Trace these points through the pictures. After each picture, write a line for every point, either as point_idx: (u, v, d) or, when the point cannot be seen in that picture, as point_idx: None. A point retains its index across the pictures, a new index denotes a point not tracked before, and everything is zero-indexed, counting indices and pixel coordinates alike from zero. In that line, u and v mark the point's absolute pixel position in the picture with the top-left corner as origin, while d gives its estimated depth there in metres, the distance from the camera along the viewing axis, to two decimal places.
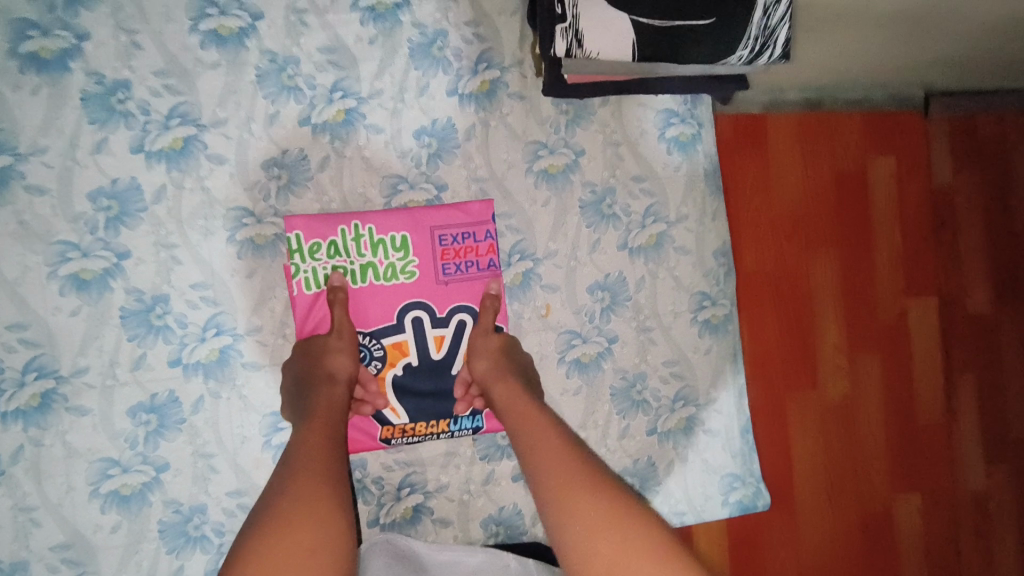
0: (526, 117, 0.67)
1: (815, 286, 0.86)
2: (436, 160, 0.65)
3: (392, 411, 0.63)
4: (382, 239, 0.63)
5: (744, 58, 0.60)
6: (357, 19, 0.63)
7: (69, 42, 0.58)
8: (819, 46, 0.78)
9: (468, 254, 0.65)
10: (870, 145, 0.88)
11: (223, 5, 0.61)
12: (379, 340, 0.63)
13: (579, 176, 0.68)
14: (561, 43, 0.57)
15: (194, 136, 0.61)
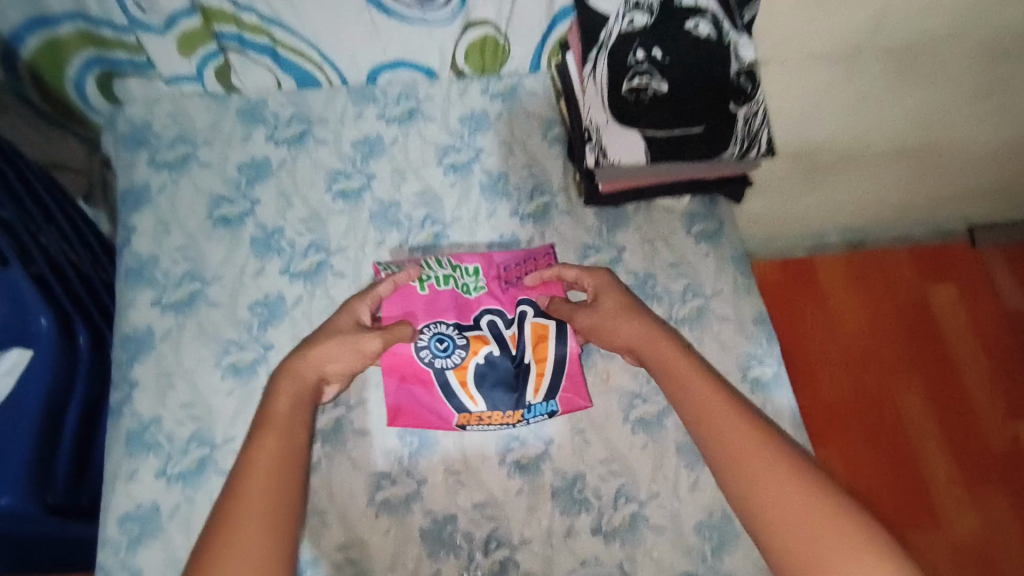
0: (574, 226, 0.84)
1: (900, 411, 1.37)
2: None
3: (471, 400, 0.73)
4: (461, 267, 0.78)
5: (736, 153, 0.78)
6: (442, 171, 0.86)
7: (246, 206, 0.83)
8: (832, 196, 1.37)
9: (531, 270, 0.78)
10: (928, 300, 1.50)
11: (349, 173, 0.85)
12: (463, 333, 0.74)
13: (622, 267, 0.83)
14: (590, 155, 0.76)
15: (325, 259, 0.81)
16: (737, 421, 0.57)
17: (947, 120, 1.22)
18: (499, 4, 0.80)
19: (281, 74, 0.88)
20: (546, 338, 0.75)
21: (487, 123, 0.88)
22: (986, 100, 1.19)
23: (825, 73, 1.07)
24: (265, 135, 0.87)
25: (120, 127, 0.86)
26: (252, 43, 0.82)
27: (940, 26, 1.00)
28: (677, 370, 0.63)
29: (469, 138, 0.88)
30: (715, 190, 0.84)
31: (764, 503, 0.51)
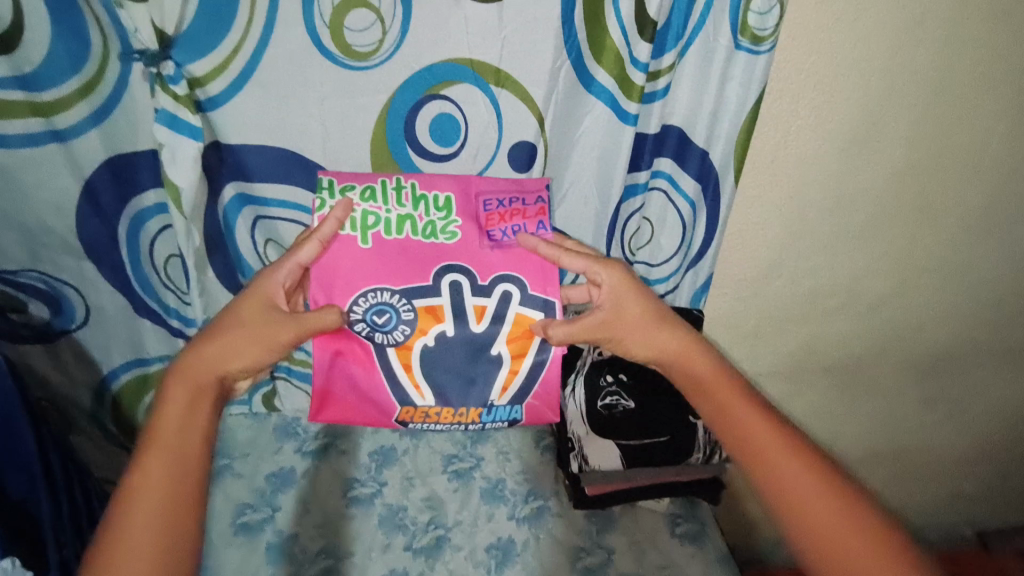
0: (566, 528, 0.91)
1: None
2: (501, 566, 0.87)
3: (416, 392, 0.80)
4: (423, 196, 0.75)
5: (701, 457, 0.93)
6: (445, 477, 0.97)
7: (267, 513, 0.92)
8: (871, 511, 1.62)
9: (514, 217, 0.76)
10: None
11: (363, 480, 0.96)
12: (411, 302, 0.76)
13: (614, 569, 0.87)
14: (573, 462, 0.91)
15: (332, 565, 0.87)
16: (812, 484, 0.69)
17: (905, 427, 1.41)
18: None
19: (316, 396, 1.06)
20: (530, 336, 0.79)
21: (487, 433, 1.03)
22: (935, 409, 1.38)
23: (777, 387, 1.25)
24: (294, 447, 1.01)
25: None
26: (297, 372, 1.02)
27: (865, 350, 1.21)
28: (754, 435, 0.73)
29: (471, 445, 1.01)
30: (696, 492, 0.95)
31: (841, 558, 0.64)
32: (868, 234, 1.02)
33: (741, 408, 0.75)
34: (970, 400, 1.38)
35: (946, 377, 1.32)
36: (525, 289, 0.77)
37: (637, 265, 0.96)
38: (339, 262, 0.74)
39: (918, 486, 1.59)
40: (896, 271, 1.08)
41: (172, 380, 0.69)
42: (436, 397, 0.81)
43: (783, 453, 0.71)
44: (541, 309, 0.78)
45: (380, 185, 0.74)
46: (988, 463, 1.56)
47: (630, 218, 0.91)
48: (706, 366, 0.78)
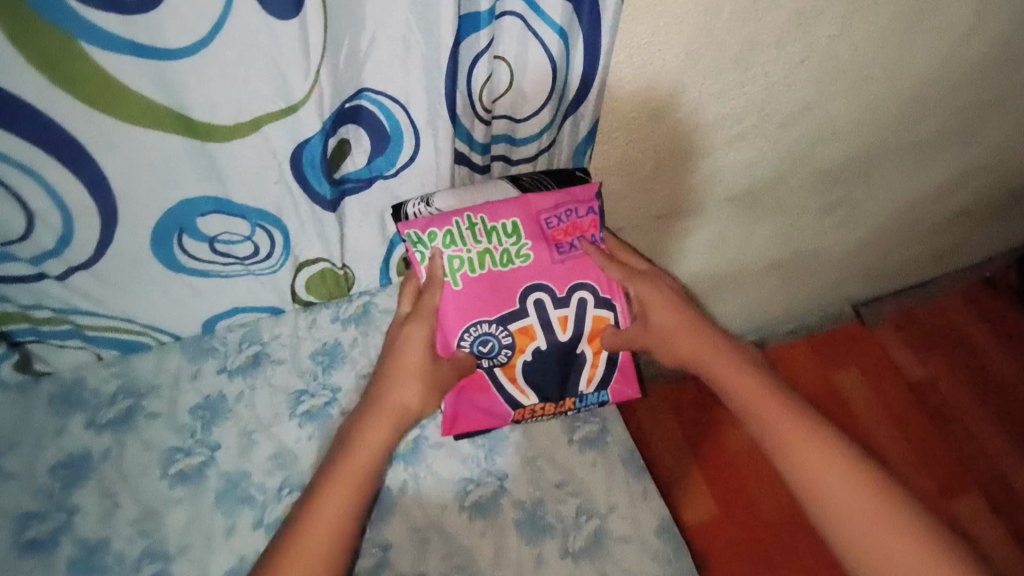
0: (449, 459, 0.79)
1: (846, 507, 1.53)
2: (378, 521, 0.75)
3: (523, 396, 0.76)
4: (495, 226, 0.70)
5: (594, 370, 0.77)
6: (296, 423, 0.79)
7: (61, 520, 0.71)
8: (762, 305, 1.60)
9: (574, 230, 0.73)
10: (829, 368, 1.77)
11: (188, 448, 0.76)
12: (506, 329, 0.72)
13: (507, 499, 0.77)
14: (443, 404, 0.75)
15: (163, 569, 0.70)
16: (811, 439, 0.63)
17: (804, 236, 1.33)
18: (328, 245, 0.77)
19: (98, 349, 0.78)
20: (600, 331, 0.75)
21: (341, 354, 0.84)
22: (835, 215, 1.29)
23: (677, 226, 1.09)
24: (85, 420, 0.77)
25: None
26: (50, 332, 0.73)
27: (773, 172, 1.05)
28: (747, 399, 0.68)
29: (323, 375, 0.82)
30: None
31: (842, 512, 0.60)
32: (786, 39, 0.78)
33: (718, 360, 0.71)
34: (867, 202, 1.30)
35: (851, 183, 1.20)
36: (597, 294, 0.74)
37: (499, 122, 0.70)
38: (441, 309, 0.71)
39: (806, 286, 1.60)
40: (816, 79, 0.88)
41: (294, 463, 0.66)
42: (539, 395, 0.76)
43: (771, 408, 0.66)
44: (613, 309, 0.75)
45: (455, 227, 0.69)
46: (873, 252, 1.56)
47: (478, 65, 0.62)
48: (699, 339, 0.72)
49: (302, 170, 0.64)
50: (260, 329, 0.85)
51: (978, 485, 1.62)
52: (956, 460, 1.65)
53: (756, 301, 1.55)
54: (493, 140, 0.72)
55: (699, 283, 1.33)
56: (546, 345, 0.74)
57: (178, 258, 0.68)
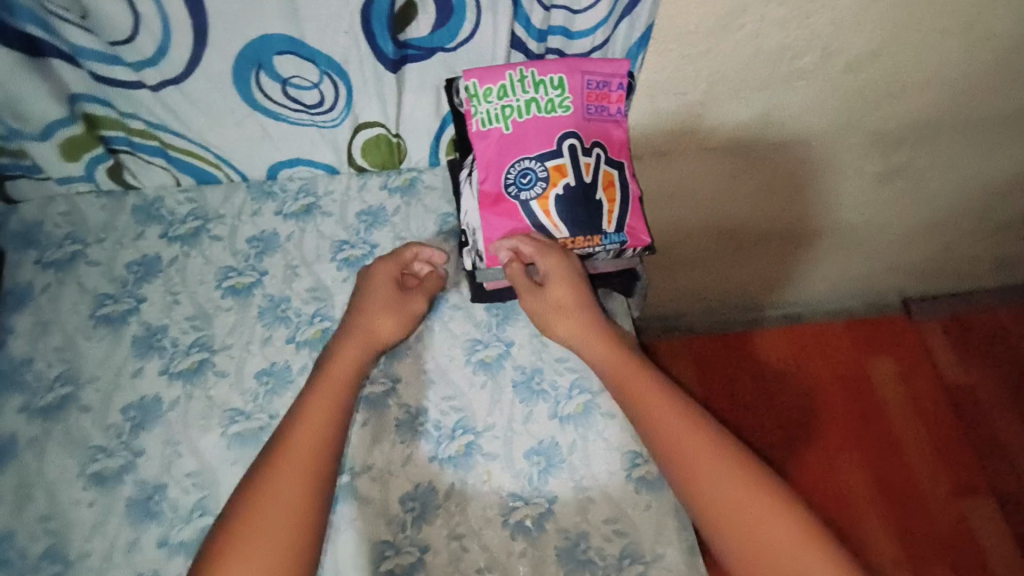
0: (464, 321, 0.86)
1: (839, 479, 1.54)
2: (392, 359, 0.83)
3: (554, 229, 0.79)
4: (543, 79, 0.77)
5: (609, 251, 0.81)
6: (335, 265, 0.88)
7: (130, 304, 0.83)
8: (804, 280, 1.60)
9: (604, 99, 0.80)
10: (861, 350, 1.73)
11: (241, 269, 0.87)
12: (543, 164, 0.78)
13: (510, 361, 0.84)
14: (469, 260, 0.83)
15: (207, 359, 0.81)
16: (666, 400, 0.66)
17: (858, 204, 1.31)
18: (384, 107, 0.84)
19: (177, 171, 0.89)
20: (613, 183, 0.80)
21: (384, 218, 0.91)
22: (893, 184, 1.27)
23: (724, 163, 1.11)
24: (160, 232, 0.88)
25: (11, 227, 0.87)
26: (141, 145, 0.84)
27: (829, 122, 1.05)
28: (621, 367, 0.70)
29: (365, 231, 0.90)
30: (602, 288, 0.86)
31: (663, 429, 0.64)
32: None
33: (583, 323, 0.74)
34: (930, 179, 1.27)
35: (915, 150, 1.17)
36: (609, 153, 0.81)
37: (556, 12, 0.75)
38: (489, 143, 0.78)
39: (858, 263, 1.56)
40: (887, 18, 0.87)
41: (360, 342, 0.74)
42: (570, 229, 0.79)
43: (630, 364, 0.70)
44: (619, 167, 0.81)
45: (508, 78, 0.76)
46: (934, 239, 1.51)
47: None
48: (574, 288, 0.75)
49: (368, 19, 0.71)
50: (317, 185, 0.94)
51: (996, 488, 1.55)
52: (978, 462, 1.58)
53: (802, 268, 1.54)
54: (549, 30, 0.78)
55: (738, 236, 1.35)
56: (574, 182, 0.79)
57: (255, 89, 0.77)
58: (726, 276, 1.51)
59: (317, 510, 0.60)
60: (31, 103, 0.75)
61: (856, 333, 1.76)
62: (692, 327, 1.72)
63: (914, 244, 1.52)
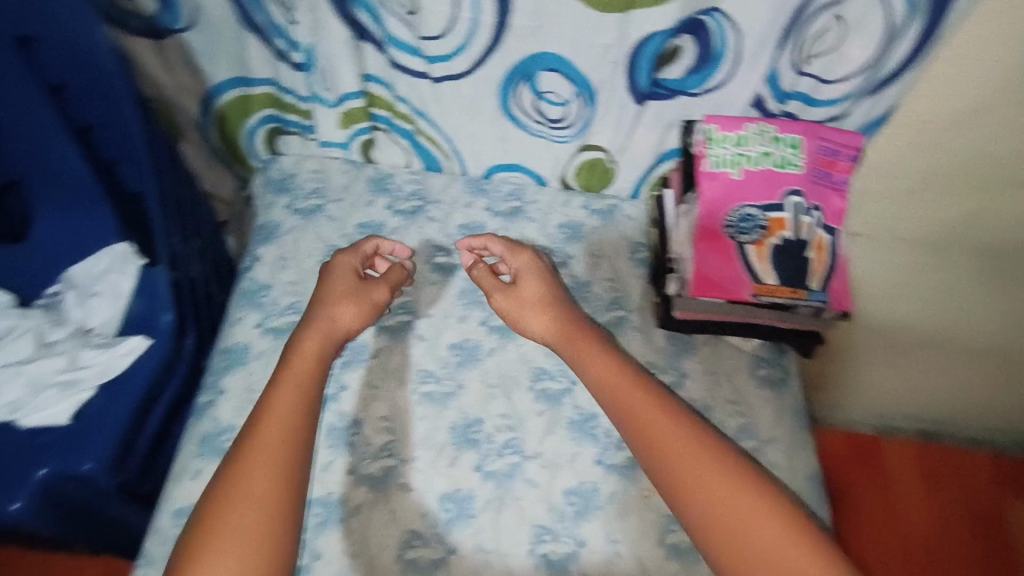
0: (535, 352, 1.01)
1: None
2: (463, 367, 1.00)
3: (764, 270, 0.96)
4: (783, 138, 0.99)
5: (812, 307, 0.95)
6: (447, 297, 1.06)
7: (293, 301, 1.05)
8: (911, 389, 1.45)
9: (838, 170, 0.99)
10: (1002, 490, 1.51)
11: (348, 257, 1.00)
12: (768, 214, 0.98)
13: (569, 400, 0.97)
14: (674, 287, 0.99)
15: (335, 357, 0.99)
16: (698, 454, 0.74)
17: (998, 313, 1.24)
18: (615, 134, 1.07)
19: (404, 150, 1.19)
20: (824, 245, 0.98)
21: (488, 253, 1.07)
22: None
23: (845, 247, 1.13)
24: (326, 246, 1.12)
25: (273, 173, 1.19)
26: (399, 125, 1.14)
27: (970, 171, 1.04)
28: (670, 443, 0.76)
29: (463, 250, 1.07)
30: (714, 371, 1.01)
31: (677, 467, 0.74)
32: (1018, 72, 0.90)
33: (626, 382, 0.83)
34: None
35: None
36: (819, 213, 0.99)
37: (807, 79, 0.94)
38: (718, 189, 0.99)
39: (981, 390, 1.42)
40: (1008, 111, 0.95)
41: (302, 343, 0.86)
42: (779, 276, 0.96)
43: (674, 425, 0.77)
44: (834, 233, 0.99)
45: (746, 130, 0.98)
46: None
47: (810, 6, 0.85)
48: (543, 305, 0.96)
49: (637, 52, 0.93)
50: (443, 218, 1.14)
51: None
52: None
53: (912, 374, 1.41)
54: (688, 77, 0.97)
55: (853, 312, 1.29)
56: (790, 240, 0.98)
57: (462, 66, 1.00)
58: (829, 364, 1.43)
59: (282, 501, 0.71)
60: (338, 71, 1.04)
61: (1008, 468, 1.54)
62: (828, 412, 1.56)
63: None
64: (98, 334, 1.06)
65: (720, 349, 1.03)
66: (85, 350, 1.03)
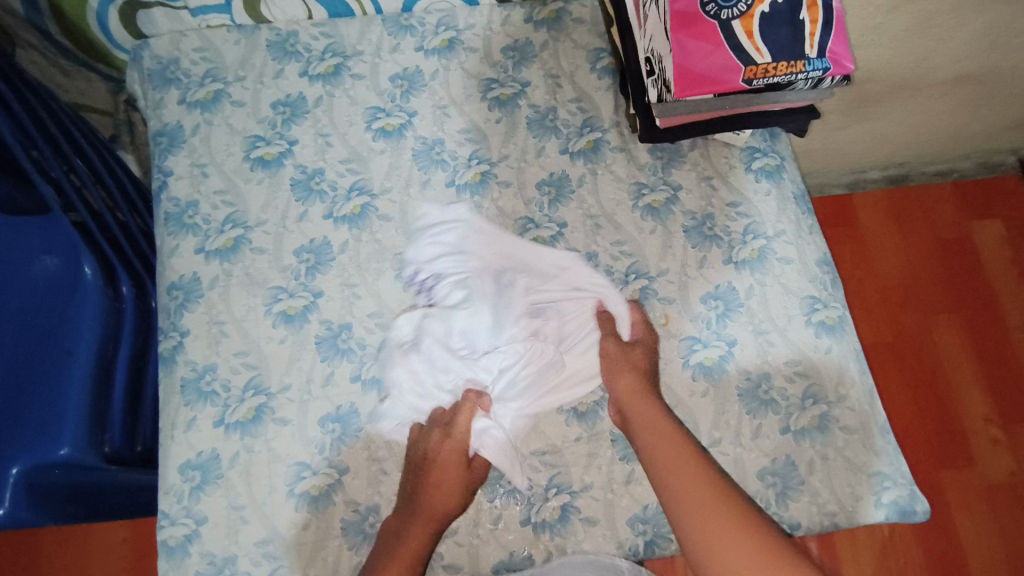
0: (268, 266, 0.78)
1: (944, 365, 1.24)
2: (182, 309, 0.76)
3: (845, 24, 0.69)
4: None
5: (807, 84, 0.70)
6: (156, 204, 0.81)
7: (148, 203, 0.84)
8: (882, 147, 1.24)
9: None
10: (970, 215, 1.33)
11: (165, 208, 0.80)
12: None
13: (316, 315, 0.76)
14: (653, 90, 0.72)
15: None
16: (737, 537, 0.55)
17: (930, 108, 1.13)
18: None
19: (202, 20, 0.87)
20: (803, 12, 0.68)
21: (181, 138, 0.82)
22: (975, 78, 1.06)
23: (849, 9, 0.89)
24: None
25: (147, 63, 0.85)
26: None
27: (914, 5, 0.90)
28: (709, 519, 0.57)
29: (158, 158, 0.82)
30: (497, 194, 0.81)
31: (717, 554, 0.55)
32: None
33: (677, 450, 0.64)
34: (1005, 60, 1.03)
35: (993, 48, 0.99)
36: None
37: None
38: None
39: (954, 114, 1.16)
40: None
41: (423, 468, 0.69)
42: (775, 53, 0.68)
43: (714, 501, 0.59)
44: None
45: None
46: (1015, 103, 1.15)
47: None
48: (642, 388, 0.70)
49: None
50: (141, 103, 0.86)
51: None
52: None
53: (886, 135, 1.19)
54: None
55: (831, 131, 1.17)
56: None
57: None
58: (835, 158, 1.26)
59: None
60: None
61: (950, 189, 1.34)
62: (857, 176, 1.33)
63: (1002, 125, 1.22)
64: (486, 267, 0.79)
65: (503, 204, 0.81)
66: (491, 283, 0.78)
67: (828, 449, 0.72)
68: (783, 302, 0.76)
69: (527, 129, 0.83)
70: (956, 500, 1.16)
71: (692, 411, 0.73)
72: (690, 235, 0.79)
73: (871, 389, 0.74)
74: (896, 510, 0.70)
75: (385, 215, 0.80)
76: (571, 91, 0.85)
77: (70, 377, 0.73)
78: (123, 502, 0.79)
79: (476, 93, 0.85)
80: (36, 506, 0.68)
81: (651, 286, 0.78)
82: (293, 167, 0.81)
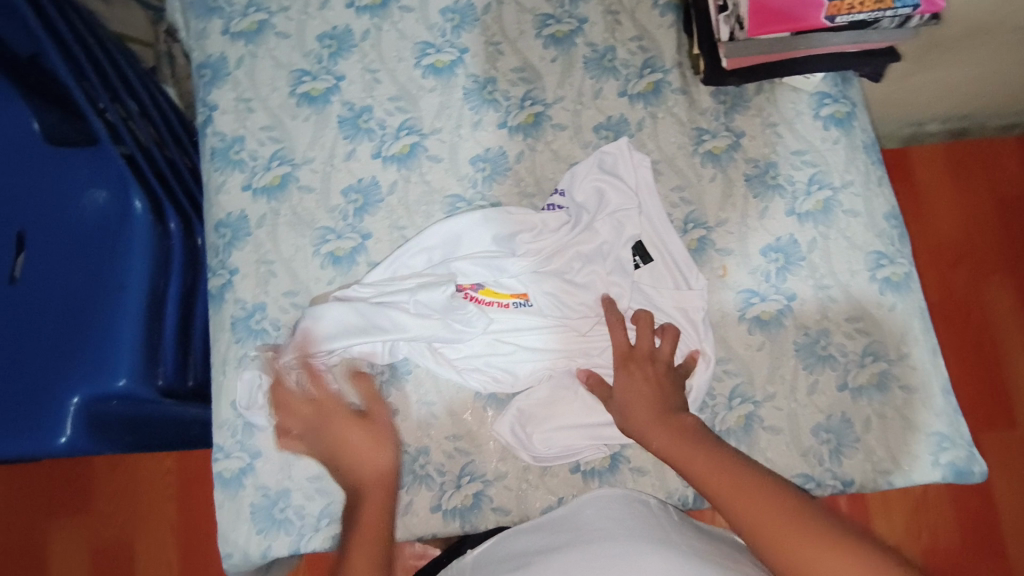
0: (316, 206, 0.76)
1: (992, 328, 1.20)
2: (230, 247, 0.75)
3: None
4: None
5: (893, 23, 0.65)
6: (202, 139, 0.79)
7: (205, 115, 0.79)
8: (942, 101, 1.17)
9: None
10: None
11: (211, 144, 0.78)
12: None
13: (364, 257, 0.75)
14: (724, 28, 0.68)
15: None
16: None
17: (1004, 57, 1.06)
18: None
19: None
20: None
21: (225, 71, 0.80)
22: None
23: None
24: None
25: None
26: None
27: None
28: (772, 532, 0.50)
29: (202, 91, 0.80)
30: (550, 136, 0.78)
31: None
32: None
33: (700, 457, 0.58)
34: None
35: None
36: None
37: None
38: None
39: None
40: None
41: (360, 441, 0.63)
42: None
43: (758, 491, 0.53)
44: None
45: None
46: None
47: None
48: (655, 413, 0.63)
49: None
50: (183, 34, 0.84)
51: None
52: None
53: (951, 86, 1.13)
54: None
55: (891, 81, 1.11)
56: None
57: None
58: (892, 111, 1.20)
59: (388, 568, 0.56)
60: None
61: (1012, 143, 1.28)
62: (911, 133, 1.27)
63: None
64: (616, 239, 0.73)
65: (557, 148, 0.78)
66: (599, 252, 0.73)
67: (886, 408, 0.70)
68: (847, 256, 0.74)
69: (583, 69, 0.80)
70: (994, 464, 1.14)
71: (748, 365, 0.72)
72: (751, 183, 0.76)
73: (934, 349, 0.72)
74: (952, 471, 0.69)
75: (435, 156, 0.77)
76: (632, 28, 0.81)
77: (125, 310, 0.73)
78: (180, 440, 0.79)
79: (531, 29, 0.81)
80: (101, 436, 0.68)
81: (707, 235, 0.75)
82: (341, 104, 0.78)
